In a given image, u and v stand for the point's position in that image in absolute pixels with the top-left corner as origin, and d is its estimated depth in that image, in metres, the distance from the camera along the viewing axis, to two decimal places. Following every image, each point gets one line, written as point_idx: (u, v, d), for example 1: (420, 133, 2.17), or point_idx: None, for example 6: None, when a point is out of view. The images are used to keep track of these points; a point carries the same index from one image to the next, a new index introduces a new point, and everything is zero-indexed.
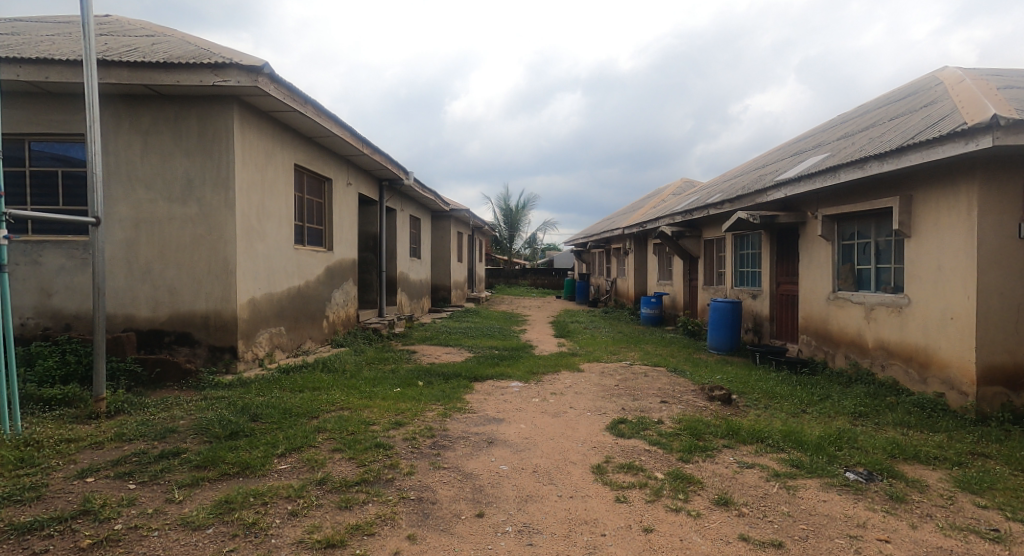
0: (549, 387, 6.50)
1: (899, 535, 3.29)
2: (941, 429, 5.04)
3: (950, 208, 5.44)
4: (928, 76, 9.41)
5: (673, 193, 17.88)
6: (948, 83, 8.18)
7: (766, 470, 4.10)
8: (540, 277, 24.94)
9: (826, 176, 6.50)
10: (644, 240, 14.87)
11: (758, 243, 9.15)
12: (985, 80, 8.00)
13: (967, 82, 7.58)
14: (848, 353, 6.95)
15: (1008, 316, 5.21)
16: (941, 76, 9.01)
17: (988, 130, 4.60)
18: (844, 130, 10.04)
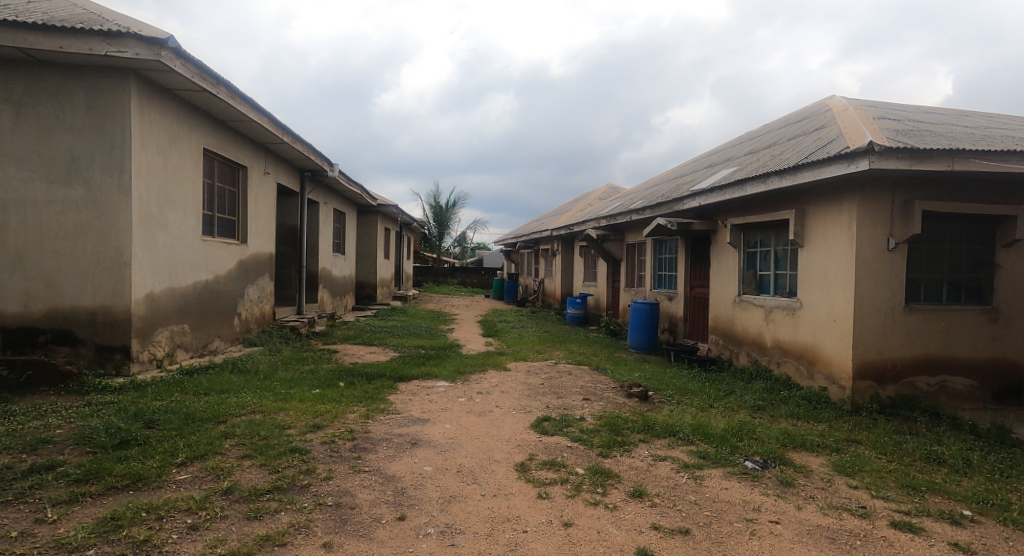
0: (476, 386, 6.93)
1: (788, 516, 3.94)
2: (823, 419, 5.90)
3: (835, 223, 6.34)
4: (820, 103, 10.67)
5: (600, 197, 18.81)
6: (835, 111, 9.33)
7: (677, 461, 4.74)
8: (469, 276, 25.35)
9: (734, 189, 7.33)
10: (572, 242, 15.63)
11: (675, 249, 10.00)
12: (865, 109, 9.21)
13: (850, 110, 8.71)
14: (750, 351, 7.84)
15: (879, 318, 6.14)
16: (830, 104, 10.24)
17: (865, 154, 5.44)
18: (751, 146, 11.15)
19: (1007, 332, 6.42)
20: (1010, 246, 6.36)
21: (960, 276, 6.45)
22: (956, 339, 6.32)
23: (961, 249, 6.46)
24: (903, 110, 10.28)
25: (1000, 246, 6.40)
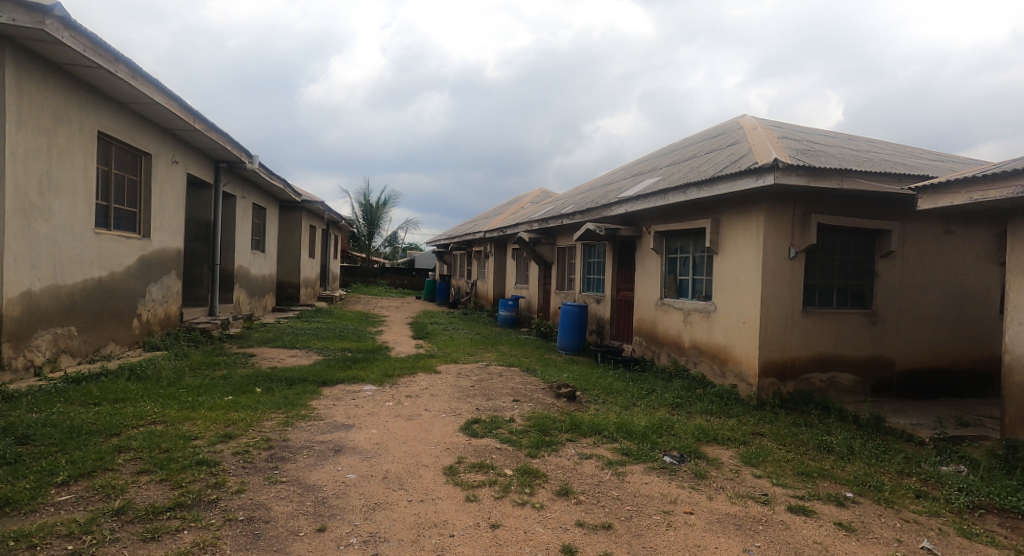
0: (404, 390, 7.08)
1: (701, 506, 4.13)
2: (733, 414, 6.32)
3: (746, 232, 6.84)
4: (733, 121, 11.59)
5: (532, 201, 19.33)
6: (744, 130, 10.17)
7: (602, 459, 4.91)
8: (399, 277, 25.29)
9: (658, 198, 7.83)
10: (504, 245, 16.00)
11: (603, 254, 10.47)
12: (771, 129, 10.11)
13: (759, 129, 9.55)
14: (670, 352, 8.33)
15: (782, 321, 6.67)
16: (741, 123, 11.13)
17: (770, 170, 6.02)
18: (672, 158, 11.93)
19: (884, 333, 7.09)
20: (887, 256, 7.06)
21: (847, 283, 7.10)
22: (843, 340, 6.93)
23: (848, 258, 7.09)
24: (803, 132, 11.32)
25: (879, 256, 7.08)
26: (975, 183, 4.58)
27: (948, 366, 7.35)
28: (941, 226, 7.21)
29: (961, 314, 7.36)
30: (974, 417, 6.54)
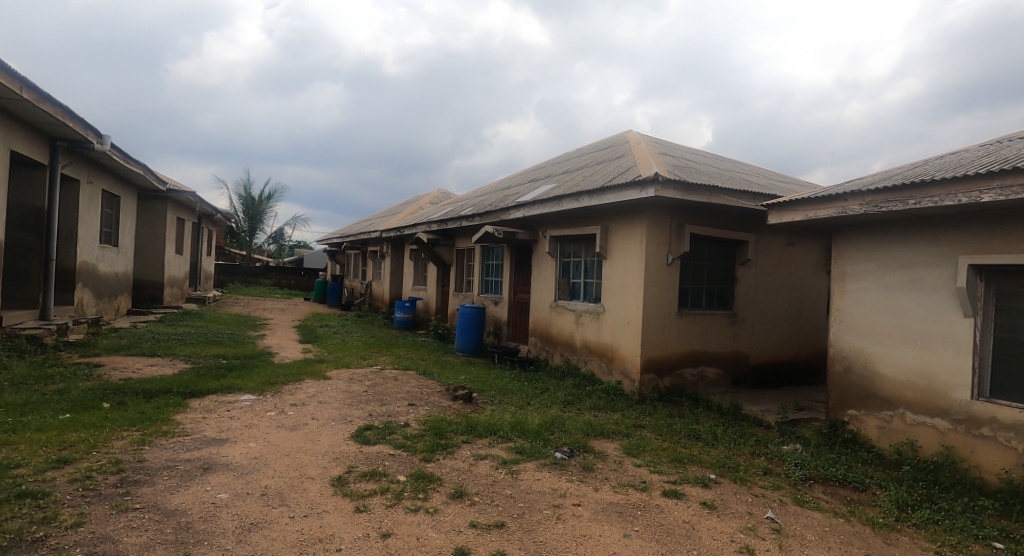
0: (289, 398, 6.60)
1: (587, 497, 4.06)
2: (618, 409, 6.52)
3: (631, 238, 7.19)
4: (621, 135, 12.44)
5: (431, 202, 19.41)
6: (630, 144, 10.92)
7: (496, 459, 4.71)
8: (286, 276, 24.24)
9: (551, 204, 7.98)
10: (401, 245, 15.98)
11: (501, 256, 10.69)
12: (653, 145, 11.01)
13: (643, 144, 10.37)
14: (563, 352, 8.45)
15: (661, 321, 7.11)
16: (628, 138, 11.95)
17: (652, 182, 6.38)
18: (566, 166, 12.56)
19: (742, 331, 8.04)
20: (746, 264, 8.02)
21: (714, 287, 7.91)
22: (710, 338, 7.66)
23: (715, 265, 7.90)
24: (680, 149, 12.46)
25: (739, 264, 8.02)
26: (808, 204, 4.84)
27: (789, 359, 8.50)
28: (786, 239, 8.40)
29: (800, 315, 8.60)
30: (807, 402, 7.63)
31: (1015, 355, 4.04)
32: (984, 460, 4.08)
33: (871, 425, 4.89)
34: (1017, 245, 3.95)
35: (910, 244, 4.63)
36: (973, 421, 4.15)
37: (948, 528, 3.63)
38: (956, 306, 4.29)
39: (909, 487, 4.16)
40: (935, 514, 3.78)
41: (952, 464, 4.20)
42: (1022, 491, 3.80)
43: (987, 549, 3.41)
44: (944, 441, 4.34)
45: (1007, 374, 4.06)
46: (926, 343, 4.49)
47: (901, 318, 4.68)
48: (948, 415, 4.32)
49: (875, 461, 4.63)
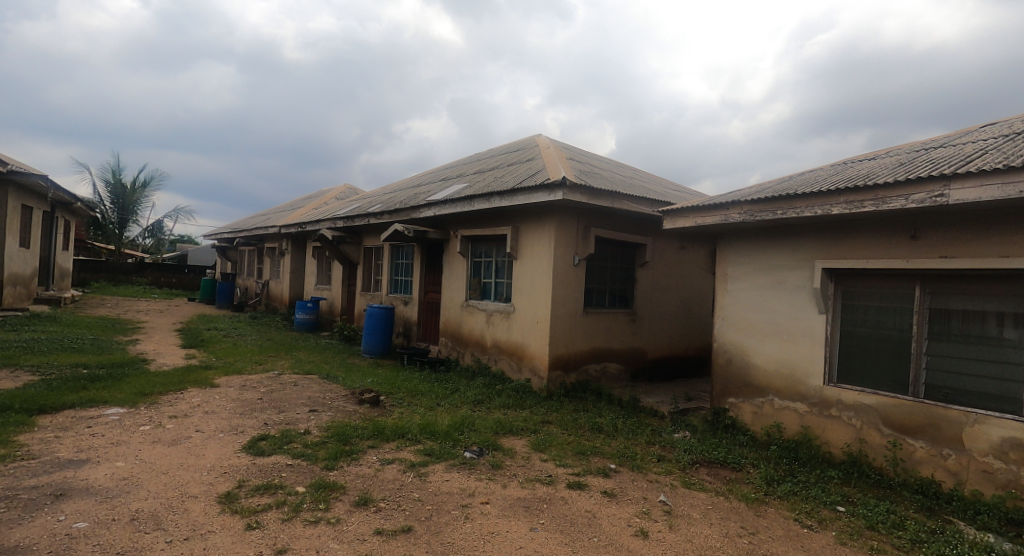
0: (167, 410, 5.88)
1: (496, 495, 3.97)
2: (527, 406, 6.70)
3: (539, 239, 7.49)
4: (529, 139, 12.83)
5: (335, 198, 18.84)
6: (539, 148, 11.21)
7: (404, 462, 4.49)
8: (165, 275, 22.20)
9: (463, 204, 8.08)
10: (303, 242, 15.34)
11: (411, 256, 10.61)
12: (561, 149, 11.45)
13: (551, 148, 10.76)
14: (474, 352, 8.58)
15: (567, 319, 7.45)
16: (537, 142, 12.26)
17: (560, 186, 6.69)
18: (476, 166, 12.73)
19: (641, 329, 8.61)
20: (644, 266, 8.62)
21: (616, 287, 8.42)
22: (612, 336, 8.15)
23: (617, 266, 8.40)
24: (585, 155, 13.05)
25: (638, 266, 8.62)
26: (694, 212, 5.24)
27: (680, 354, 9.22)
28: (678, 243, 9.12)
29: (690, 313, 9.38)
30: (696, 392, 8.29)
31: (857, 344, 4.52)
32: (832, 437, 4.54)
33: (745, 411, 5.21)
34: (860, 250, 4.41)
35: (776, 245, 4.99)
36: (824, 403, 4.60)
37: (803, 498, 3.98)
38: (814, 303, 4.70)
39: (775, 463, 4.54)
40: (796, 487, 4.14)
41: (808, 442, 4.63)
42: (860, 462, 4.28)
43: (832, 513, 3.78)
44: (802, 422, 4.76)
45: (852, 362, 4.54)
46: (789, 337, 4.88)
47: (769, 314, 5.04)
48: (805, 399, 4.75)
49: (749, 442, 4.98)
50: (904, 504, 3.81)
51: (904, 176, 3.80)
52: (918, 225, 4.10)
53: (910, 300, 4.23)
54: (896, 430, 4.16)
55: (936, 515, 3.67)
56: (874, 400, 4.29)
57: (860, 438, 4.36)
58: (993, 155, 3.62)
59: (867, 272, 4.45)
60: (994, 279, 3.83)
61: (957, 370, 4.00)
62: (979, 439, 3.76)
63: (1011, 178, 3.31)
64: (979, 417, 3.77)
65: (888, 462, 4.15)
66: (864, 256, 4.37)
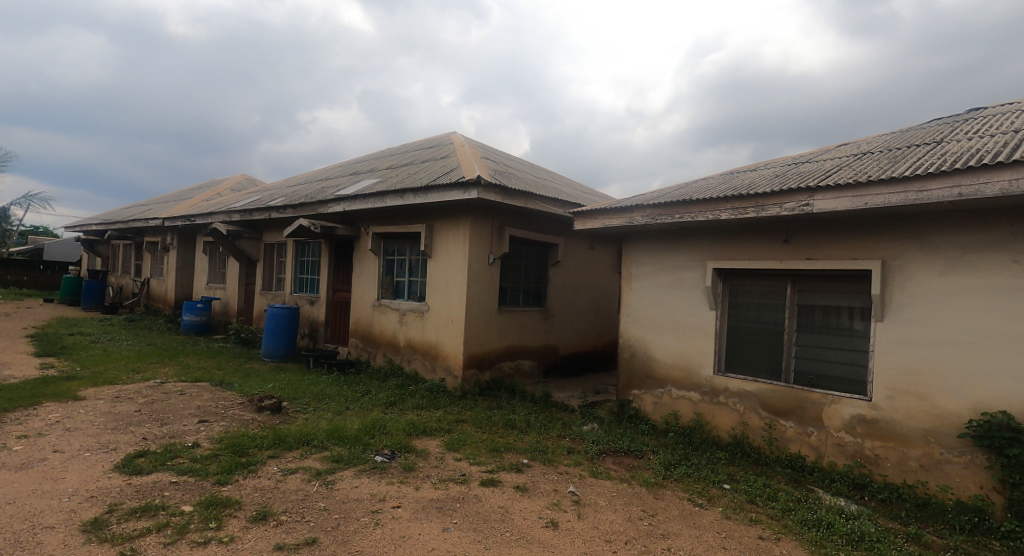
0: (16, 429, 5.07)
1: (408, 498, 3.91)
2: (441, 406, 6.73)
3: (454, 238, 7.56)
4: (443, 135, 12.80)
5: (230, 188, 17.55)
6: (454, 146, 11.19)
7: (309, 471, 4.27)
8: (16, 271, 19.42)
9: (376, 200, 7.95)
10: (192, 237, 13.86)
11: (318, 252, 9.97)
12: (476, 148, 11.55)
13: (466, 147, 10.80)
14: (386, 352, 8.45)
15: (481, 318, 7.58)
16: (451, 140, 12.26)
17: (475, 185, 6.80)
18: (388, 161, 12.50)
19: (553, 326, 8.92)
20: (555, 265, 8.95)
21: (529, 285, 8.65)
22: (526, 333, 8.39)
23: (531, 265, 8.65)
24: (499, 154, 13.22)
25: (550, 265, 8.91)
26: (602, 213, 5.53)
27: (589, 349, 9.64)
28: (587, 243, 9.54)
29: (598, 311, 9.83)
30: (603, 385, 8.71)
31: (742, 336, 5.01)
32: (721, 422, 4.99)
33: (647, 402, 5.58)
34: (743, 252, 4.89)
35: (675, 247, 5.39)
36: (714, 391, 5.05)
37: (695, 479, 4.37)
38: (706, 299, 5.14)
39: (672, 449, 4.93)
40: (689, 469, 4.53)
41: (700, 428, 5.07)
42: (743, 443, 4.77)
43: (719, 490, 4.19)
44: (696, 409, 5.19)
45: (738, 353, 5.02)
46: (686, 331, 5.29)
47: (669, 310, 5.42)
48: (698, 388, 5.18)
49: (649, 431, 5.34)
50: (777, 478, 4.30)
51: (778, 187, 4.27)
52: (789, 230, 4.62)
53: (783, 296, 4.76)
54: (771, 413, 4.67)
55: (802, 485, 4.18)
56: (755, 387, 4.78)
57: (742, 421, 4.85)
58: (848, 171, 4.15)
59: (749, 271, 4.95)
60: (846, 278, 4.39)
61: (819, 358, 4.54)
62: (834, 417, 4.31)
63: (860, 192, 3.83)
64: (835, 399, 4.31)
65: (765, 442, 4.65)
66: (746, 258, 4.85)
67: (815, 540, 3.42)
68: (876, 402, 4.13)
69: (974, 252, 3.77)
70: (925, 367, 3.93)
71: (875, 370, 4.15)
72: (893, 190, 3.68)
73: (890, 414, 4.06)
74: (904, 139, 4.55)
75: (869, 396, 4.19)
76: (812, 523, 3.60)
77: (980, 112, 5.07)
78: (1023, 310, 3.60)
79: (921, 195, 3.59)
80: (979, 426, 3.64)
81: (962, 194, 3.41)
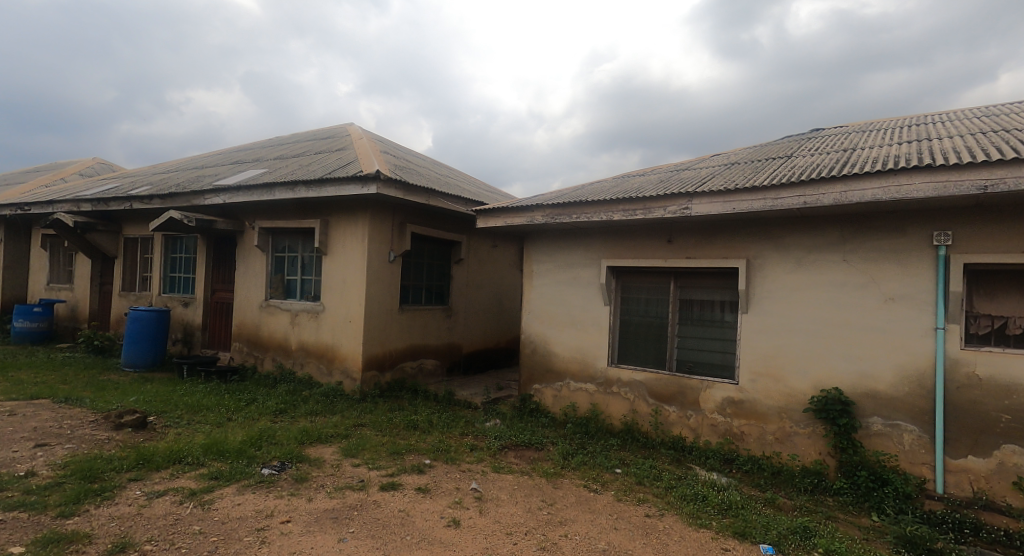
0: None
1: (299, 511, 3.78)
2: (338, 410, 6.57)
3: (352, 235, 7.38)
4: (339, 127, 12.34)
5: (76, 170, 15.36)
6: (350, 138, 10.85)
7: (181, 492, 3.96)
8: None
9: (263, 192, 7.52)
10: (26, 228, 11.36)
11: (193, 248, 9.05)
12: (374, 141, 11.27)
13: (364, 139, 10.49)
14: (275, 356, 7.99)
15: (381, 318, 7.48)
16: (348, 132, 11.90)
17: (374, 179, 6.69)
18: (276, 150, 11.79)
19: (456, 325, 8.98)
20: (458, 263, 8.99)
21: (432, 284, 8.66)
22: (428, 332, 8.38)
23: (433, 263, 8.66)
24: (400, 149, 12.99)
25: (453, 263, 8.95)
26: (504, 213, 5.67)
27: (493, 346, 9.82)
28: (490, 242, 9.70)
29: (501, 309, 10.03)
30: (506, 381, 8.91)
31: (632, 330, 5.37)
32: (614, 410, 5.34)
33: (547, 395, 5.82)
34: (632, 251, 5.25)
35: (572, 246, 5.66)
36: (608, 381, 5.38)
37: (591, 466, 4.64)
38: (600, 296, 5.46)
39: (571, 439, 5.19)
40: (585, 457, 4.80)
41: (596, 417, 5.38)
42: (633, 429, 5.12)
43: (612, 475, 4.48)
44: (592, 400, 5.50)
45: (629, 346, 5.37)
46: (583, 327, 5.58)
47: (567, 306, 5.69)
48: (594, 380, 5.50)
49: (549, 423, 5.58)
50: (662, 459, 4.69)
51: (662, 191, 4.64)
52: (672, 232, 5.02)
53: (667, 292, 5.18)
54: (657, 400, 5.06)
55: (683, 464, 4.59)
56: (643, 377, 5.16)
57: (632, 409, 5.21)
58: (719, 179, 4.60)
59: (637, 269, 5.32)
60: (718, 275, 4.87)
61: (697, 347, 4.99)
62: (709, 401, 4.77)
63: (729, 199, 4.27)
64: (710, 384, 4.78)
65: (652, 426, 5.04)
66: (635, 257, 5.21)
67: (693, 513, 3.78)
68: (742, 385, 4.62)
69: (817, 252, 4.34)
70: (779, 353, 4.47)
71: (741, 356, 4.64)
72: (754, 197, 4.15)
73: (753, 395, 4.57)
74: (765, 152, 5.12)
75: (737, 381, 4.67)
76: (690, 498, 3.98)
77: (824, 132, 5.83)
78: (861, 301, 4.15)
79: (776, 203, 4.07)
80: (819, 400, 4.19)
81: (807, 202, 3.93)
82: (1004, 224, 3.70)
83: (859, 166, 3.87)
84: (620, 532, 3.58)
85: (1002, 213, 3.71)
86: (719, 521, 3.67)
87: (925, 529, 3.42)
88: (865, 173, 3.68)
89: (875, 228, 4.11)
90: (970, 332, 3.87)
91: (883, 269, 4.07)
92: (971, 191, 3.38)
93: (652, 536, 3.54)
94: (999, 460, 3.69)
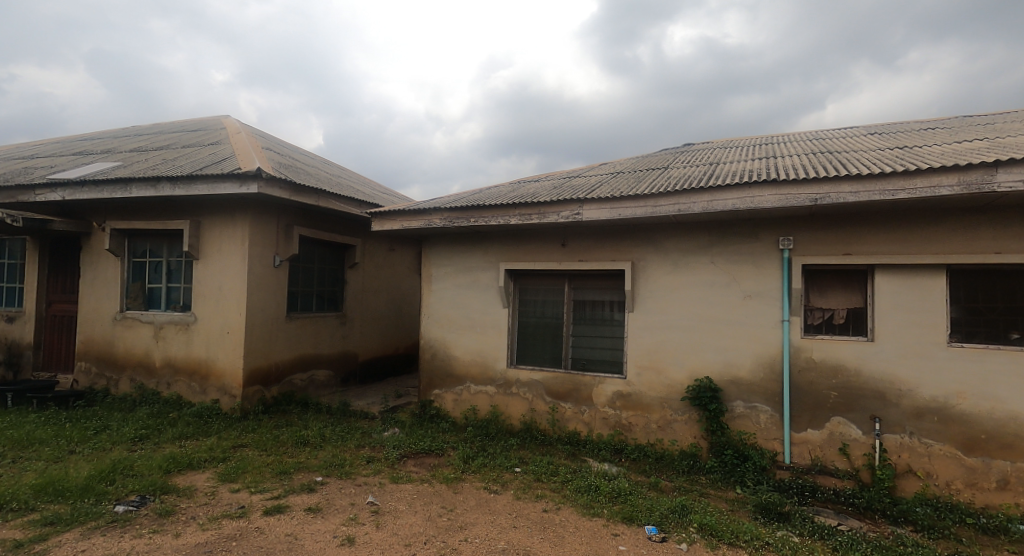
0: None
1: (161, 549, 3.51)
2: (215, 432, 6.15)
3: (230, 238, 6.93)
4: (213, 119, 11.52)
5: None
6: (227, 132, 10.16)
7: (4, 544, 3.52)
8: None
9: (118, 190, 6.85)
10: None
11: (19, 252, 8.05)
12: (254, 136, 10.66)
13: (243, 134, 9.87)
14: (133, 376, 7.30)
15: (264, 327, 7.10)
16: (224, 125, 11.13)
17: (254, 178, 6.36)
18: (134, 140, 10.73)
19: (351, 332, 8.74)
20: (353, 267, 8.74)
21: (324, 290, 8.36)
22: (320, 340, 8.09)
23: (325, 267, 8.36)
24: (285, 147, 12.39)
25: (348, 267, 8.70)
26: (400, 215, 5.61)
27: (390, 352, 9.65)
28: (386, 245, 9.53)
29: (400, 315, 9.90)
30: (405, 388, 8.79)
31: (529, 331, 5.55)
32: (514, 411, 5.48)
33: (448, 400, 5.84)
34: (527, 254, 5.43)
35: (468, 250, 5.75)
36: (508, 383, 5.51)
37: (491, 467, 4.74)
38: (499, 298, 5.58)
39: (470, 442, 5.25)
40: (486, 459, 4.89)
41: (496, 419, 5.50)
42: (531, 428, 5.29)
43: (512, 475, 4.61)
44: (492, 402, 5.60)
45: (526, 346, 5.55)
46: (482, 329, 5.68)
47: (465, 310, 5.76)
48: (493, 382, 5.61)
49: (450, 428, 5.62)
50: (557, 454, 4.90)
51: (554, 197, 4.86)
52: (565, 236, 5.26)
53: (561, 293, 5.42)
54: (554, 398, 5.27)
55: (578, 457, 4.83)
56: (540, 376, 5.35)
57: (531, 408, 5.38)
58: (605, 187, 4.90)
59: (533, 272, 5.51)
60: (606, 276, 5.18)
61: (589, 346, 5.26)
62: (600, 395, 5.06)
63: (614, 206, 4.57)
64: (602, 379, 5.07)
65: (549, 423, 5.24)
66: (529, 260, 5.41)
67: (586, 503, 4.00)
68: (629, 379, 4.94)
69: (689, 255, 4.75)
70: (659, 347, 4.84)
71: (628, 352, 4.97)
72: (636, 205, 4.47)
73: (639, 387, 4.90)
74: (646, 162, 5.53)
75: (625, 375, 4.99)
76: (584, 489, 4.20)
77: (695, 146, 6.38)
78: (725, 299, 4.61)
79: (654, 210, 4.41)
80: (694, 389, 4.60)
81: (680, 210, 4.30)
82: (834, 231, 4.27)
83: (722, 179, 4.31)
84: (518, 530, 3.71)
85: (832, 222, 4.28)
86: (609, 508, 3.91)
87: (776, 496, 3.89)
88: (726, 185, 4.11)
89: (736, 234, 4.58)
90: (808, 323, 4.41)
91: (743, 270, 4.55)
92: (805, 203, 3.89)
93: (550, 530, 3.69)
94: (830, 430, 4.25)
